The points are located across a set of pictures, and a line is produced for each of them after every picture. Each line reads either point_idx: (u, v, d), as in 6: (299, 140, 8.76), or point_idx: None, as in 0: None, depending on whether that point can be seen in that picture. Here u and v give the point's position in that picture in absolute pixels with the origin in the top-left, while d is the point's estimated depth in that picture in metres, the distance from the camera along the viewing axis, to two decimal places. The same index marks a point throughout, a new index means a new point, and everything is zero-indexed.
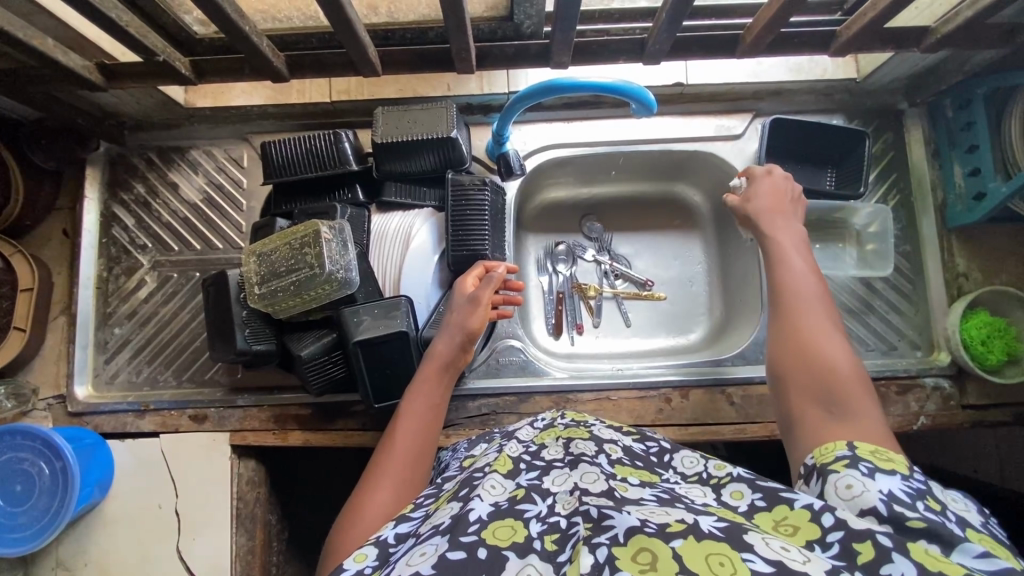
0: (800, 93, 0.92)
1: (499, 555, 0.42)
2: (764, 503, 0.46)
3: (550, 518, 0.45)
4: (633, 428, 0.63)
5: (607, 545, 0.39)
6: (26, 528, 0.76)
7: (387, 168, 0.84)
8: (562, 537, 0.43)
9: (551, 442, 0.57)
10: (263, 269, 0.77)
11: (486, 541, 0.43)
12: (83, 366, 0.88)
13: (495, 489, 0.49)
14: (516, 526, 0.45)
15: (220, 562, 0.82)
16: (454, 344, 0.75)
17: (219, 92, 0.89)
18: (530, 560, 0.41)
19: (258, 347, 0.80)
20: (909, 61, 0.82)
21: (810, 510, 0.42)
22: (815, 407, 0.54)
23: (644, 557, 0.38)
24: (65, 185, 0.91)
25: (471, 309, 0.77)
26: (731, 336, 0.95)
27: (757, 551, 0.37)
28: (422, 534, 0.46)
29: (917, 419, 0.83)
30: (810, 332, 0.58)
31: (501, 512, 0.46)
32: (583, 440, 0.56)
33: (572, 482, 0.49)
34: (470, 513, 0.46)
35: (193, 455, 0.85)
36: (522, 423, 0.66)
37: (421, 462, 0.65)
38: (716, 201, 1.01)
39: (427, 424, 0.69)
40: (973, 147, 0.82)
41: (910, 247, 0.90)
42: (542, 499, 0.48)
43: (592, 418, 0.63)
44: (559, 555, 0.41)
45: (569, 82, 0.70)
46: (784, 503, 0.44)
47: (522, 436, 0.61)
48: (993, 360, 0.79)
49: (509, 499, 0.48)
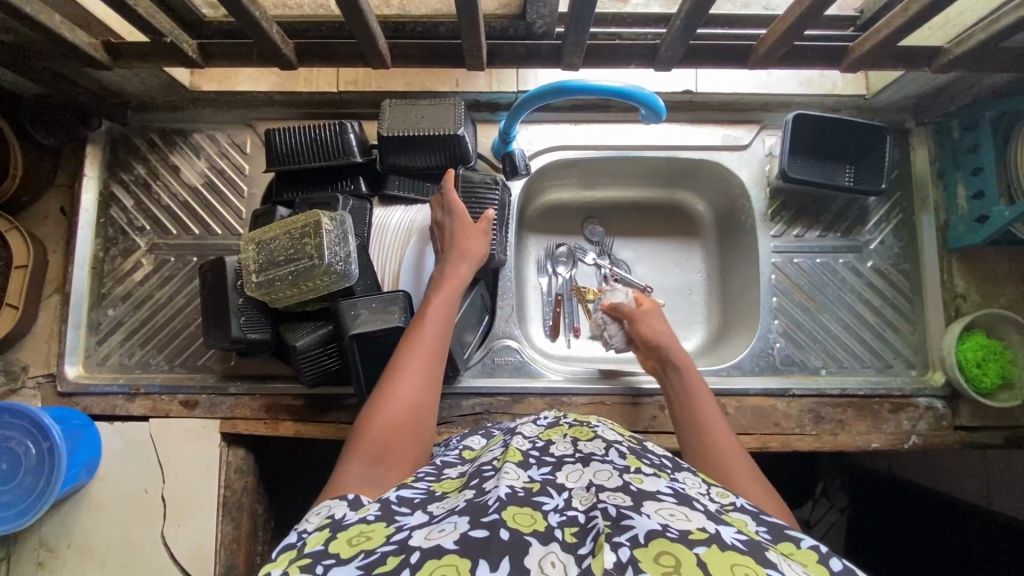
0: (809, 107, 0.91)
1: (521, 538, 0.41)
2: (769, 536, 0.46)
3: (568, 512, 0.45)
4: (634, 437, 0.62)
5: (628, 546, 0.39)
6: (10, 507, 0.75)
7: (391, 161, 0.84)
8: (582, 530, 0.43)
9: (558, 439, 0.58)
10: (261, 258, 0.76)
11: (507, 523, 0.42)
12: (74, 346, 0.87)
13: (509, 475, 0.49)
14: (535, 515, 0.44)
15: (204, 551, 0.82)
16: (469, 270, 0.77)
17: (226, 75, 0.87)
18: (553, 548, 0.41)
19: (253, 335, 0.79)
20: (918, 81, 0.82)
21: (818, 552, 0.43)
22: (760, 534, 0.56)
23: (666, 560, 0.38)
24: (65, 162, 0.91)
25: (481, 235, 0.79)
26: (727, 347, 0.95)
27: (783, 570, 0.38)
28: (435, 515, 0.46)
29: (909, 438, 0.83)
30: (721, 447, 0.65)
31: (519, 499, 0.46)
32: (590, 439, 0.57)
33: (587, 478, 0.50)
34: (488, 496, 0.46)
35: (183, 441, 0.84)
36: (524, 420, 0.66)
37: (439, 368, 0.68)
38: (718, 211, 1.01)
39: (444, 330, 0.71)
40: (978, 170, 0.82)
41: (910, 265, 0.90)
42: (558, 493, 0.48)
43: (596, 421, 0.64)
44: (579, 547, 0.41)
45: (579, 84, 0.69)
46: (790, 541, 0.45)
47: (526, 432, 0.61)
48: (987, 382, 0.80)
49: (525, 489, 0.48)
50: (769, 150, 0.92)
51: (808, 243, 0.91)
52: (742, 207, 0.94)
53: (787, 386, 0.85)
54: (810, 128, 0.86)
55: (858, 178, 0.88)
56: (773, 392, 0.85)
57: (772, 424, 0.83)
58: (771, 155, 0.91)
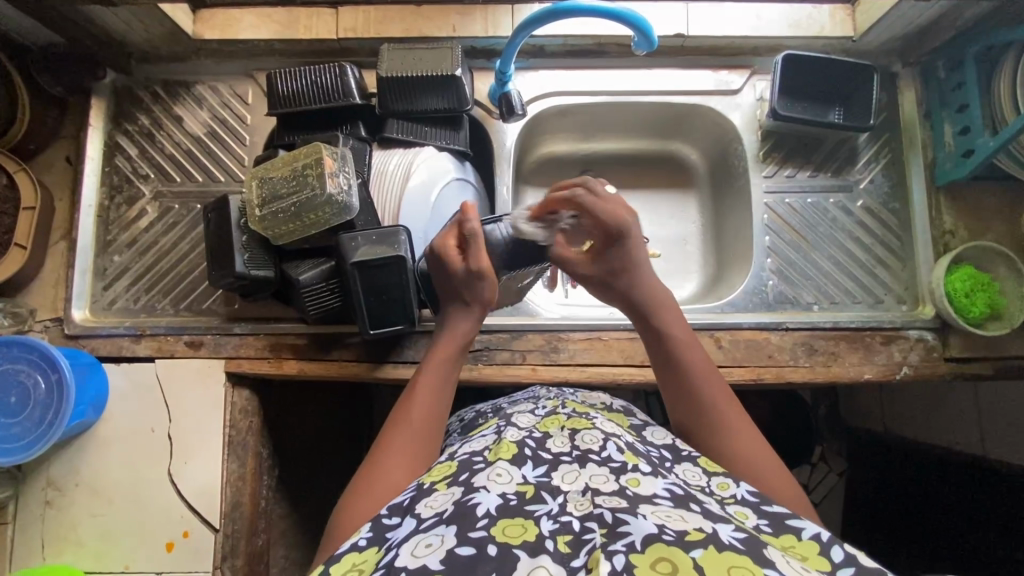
0: (799, 49, 0.93)
1: (510, 552, 0.44)
2: (769, 528, 0.50)
3: (561, 518, 0.47)
4: (633, 428, 0.65)
5: (623, 553, 0.42)
6: (18, 439, 0.76)
7: (389, 105, 0.86)
8: (575, 540, 0.45)
9: (555, 432, 0.60)
10: (264, 192, 0.79)
11: (495, 538, 0.45)
12: (81, 291, 0.89)
13: (502, 477, 0.52)
14: (527, 525, 0.47)
15: (211, 487, 0.84)
16: (471, 324, 0.74)
17: (228, 24, 0.90)
18: (542, 561, 0.43)
19: (257, 273, 0.80)
20: (903, 19, 0.84)
21: (819, 542, 0.47)
22: (753, 457, 0.61)
23: (663, 566, 0.40)
24: (70, 113, 0.92)
25: (477, 282, 0.73)
26: (722, 288, 0.98)
27: (779, 569, 0.41)
28: (424, 520, 0.49)
29: (900, 369, 0.85)
30: (724, 414, 0.63)
31: (510, 510, 0.48)
32: (587, 431, 0.59)
33: (582, 481, 0.51)
34: (477, 507, 0.48)
35: (188, 381, 0.86)
36: (522, 409, 0.68)
37: (439, 419, 0.67)
38: (712, 160, 1.03)
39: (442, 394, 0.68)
40: (964, 106, 0.84)
41: (899, 204, 0.92)
42: (552, 498, 0.50)
43: (593, 411, 0.66)
44: (572, 559, 0.43)
45: (572, 6, 0.72)
46: (791, 533, 0.49)
47: (522, 422, 0.63)
48: (976, 313, 0.82)
49: (518, 495, 0.50)
50: (760, 95, 0.94)
51: (799, 183, 0.93)
52: (735, 150, 0.96)
53: (779, 320, 0.87)
54: (799, 69, 0.89)
55: (846, 118, 0.90)
56: (766, 326, 0.86)
57: (766, 356, 0.85)
58: (762, 99, 0.94)
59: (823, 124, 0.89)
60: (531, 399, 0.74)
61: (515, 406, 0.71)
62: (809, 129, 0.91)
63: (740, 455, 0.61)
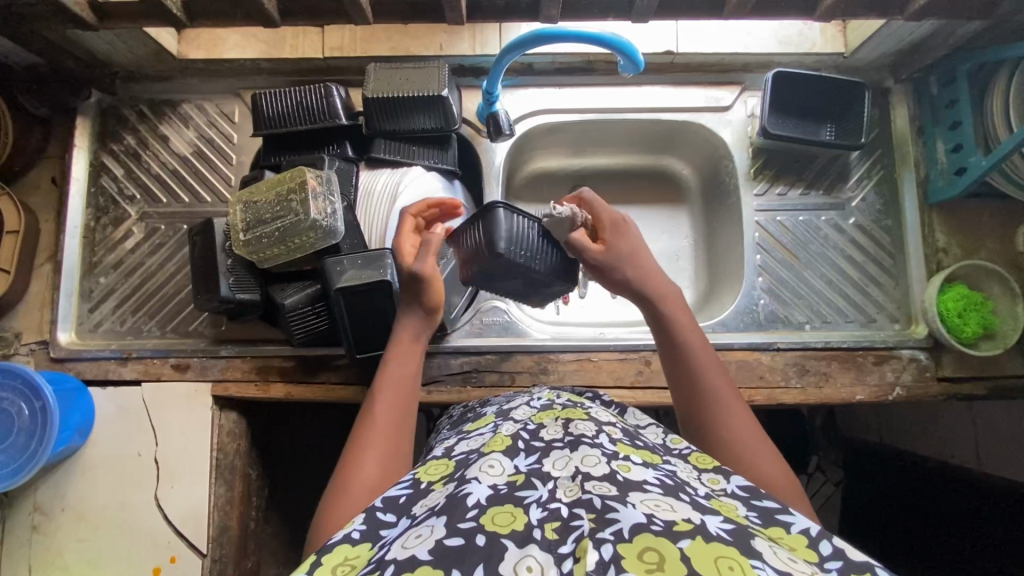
0: (789, 66, 0.93)
1: (498, 543, 0.43)
2: (759, 520, 0.48)
3: (550, 505, 0.46)
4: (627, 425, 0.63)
5: (611, 543, 0.41)
6: (3, 466, 0.76)
7: (377, 125, 0.85)
8: (563, 527, 0.44)
9: (549, 423, 0.58)
10: (248, 216, 0.78)
11: (485, 527, 0.44)
12: (66, 314, 0.88)
13: (494, 469, 0.50)
14: (515, 513, 0.46)
15: (198, 512, 0.83)
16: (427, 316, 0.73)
17: (213, 43, 0.89)
18: (530, 550, 0.43)
19: (243, 296, 0.79)
20: (895, 36, 0.84)
21: (808, 536, 0.46)
22: (746, 445, 0.60)
23: (649, 556, 0.40)
24: (55, 133, 0.92)
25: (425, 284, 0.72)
26: (714, 306, 0.97)
27: (766, 560, 0.41)
28: (418, 517, 0.48)
29: (892, 389, 0.84)
30: (720, 402, 0.63)
31: (500, 498, 0.47)
32: (582, 420, 0.57)
33: (573, 466, 0.50)
34: (468, 496, 0.47)
35: (174, 404, 0.85)
36: (518, 403, 0.66)
37: (409, 415, 0.66)
38: (703, 174, 1.03)
39: (409, 381, 0.68)
40: (957, 124, 0.83)
41: (891, 222, 0.91)
42: (542, 483, 0.49)
43: (588, 402, 0.65)
44: (560, 546, 0.43)
45: (558, 32, 0.72)
46: (780, 526, 0.47)
47: (519, 416, 0.61)
48: (969, 332, 0.81)
49: (508, 484, 0.49)
50: (751, 111, 0.93)
51: (791, 201, 0.92)
52: (727, 167, 0.95)
53: (770, 340, 0.86)
54: (789, 85, 0.88)
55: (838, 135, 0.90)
56: (758, 346, 0.85)
57: (757, 377, 0.84)
58: (753, 116, 0.93)
59: (815, 142, 0.88)
60: (523, 394, 0.72)
61: (513, 400, 0.70)
62: (800, 147, 0.90)
63: (734, 445, 0.60)
